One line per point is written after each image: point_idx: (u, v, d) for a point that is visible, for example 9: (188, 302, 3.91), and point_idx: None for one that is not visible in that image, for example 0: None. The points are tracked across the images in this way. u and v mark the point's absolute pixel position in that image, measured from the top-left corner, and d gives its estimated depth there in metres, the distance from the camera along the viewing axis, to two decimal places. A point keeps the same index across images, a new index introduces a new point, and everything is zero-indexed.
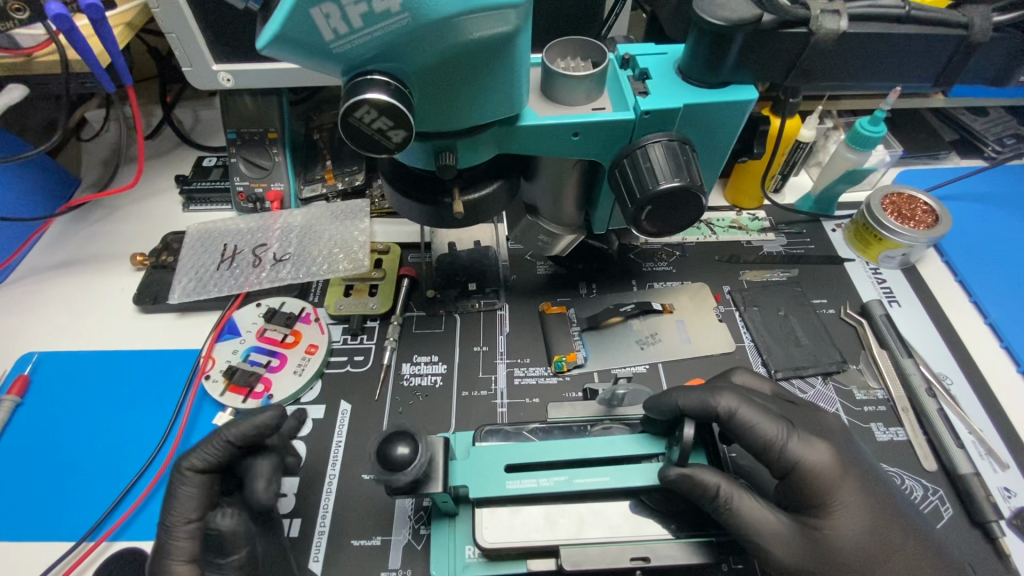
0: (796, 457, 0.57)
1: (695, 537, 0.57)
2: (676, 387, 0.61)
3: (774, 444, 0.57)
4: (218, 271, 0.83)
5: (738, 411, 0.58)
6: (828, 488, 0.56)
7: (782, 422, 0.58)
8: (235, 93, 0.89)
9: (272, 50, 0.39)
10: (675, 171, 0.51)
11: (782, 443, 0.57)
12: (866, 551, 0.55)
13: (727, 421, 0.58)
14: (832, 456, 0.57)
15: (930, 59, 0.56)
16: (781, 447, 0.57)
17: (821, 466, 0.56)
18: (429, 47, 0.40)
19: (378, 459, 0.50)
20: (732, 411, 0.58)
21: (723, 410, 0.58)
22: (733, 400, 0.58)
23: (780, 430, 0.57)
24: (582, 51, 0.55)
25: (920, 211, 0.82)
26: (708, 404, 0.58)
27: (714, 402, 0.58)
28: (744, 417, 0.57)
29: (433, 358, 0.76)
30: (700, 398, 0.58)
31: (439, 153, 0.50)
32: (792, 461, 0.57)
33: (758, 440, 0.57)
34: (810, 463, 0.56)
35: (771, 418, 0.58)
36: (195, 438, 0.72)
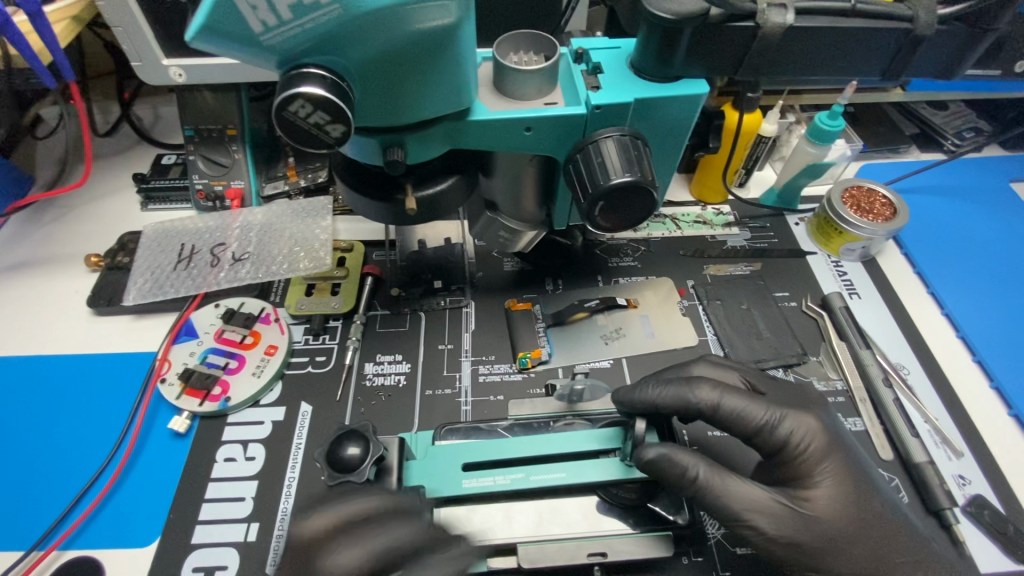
0: (787, 433, 0.58)
1: (659, 530, 0.57)
2: (649, 382, 0.60)
3: (766, 425, 0.57)
4: (176, 271, 0.81)
5: (723, 401, 0.58)
6: (813, 459, 0.57)
7: (770, 403, 0.59)
8: (192, 89, 0.86)
9: (200, 42, 0.38)
10: (627, 166, 0.51)
11: (770, 422, 0.57)
12: (856, 521, 0.56)
13: (712, 415, 0.58)
14: (818, 426, 0.58)
15: (878, 52, 0.57)
16: (772, 428, 0.57)
17: (808, 437, 0.58)
18: (366, 40, 0.39)
19: (327, 462, 0.49)
20: (717, 401, 0.58)
21: (705, 403, 0.58)
22: (714, 388, 0.58)
23: (767, 411, 0.58)
24: (534, 45, 0.55)
25: (879, 204, 0.83)
26: (688, 398, 0.58)
27: (695, 394, 0.58)
28: (728, 408, 0.57)
29: (397, 358, 0.75)
30: (677, 393, 0.58)
31: (388, 148, 0.49)
32: (782, 437, 0.58)
33: (748, 425, 0.57)
34: (798, 435, 0.58)
35: (757, 400, 0.58)
36: (150, 444, 0.70)
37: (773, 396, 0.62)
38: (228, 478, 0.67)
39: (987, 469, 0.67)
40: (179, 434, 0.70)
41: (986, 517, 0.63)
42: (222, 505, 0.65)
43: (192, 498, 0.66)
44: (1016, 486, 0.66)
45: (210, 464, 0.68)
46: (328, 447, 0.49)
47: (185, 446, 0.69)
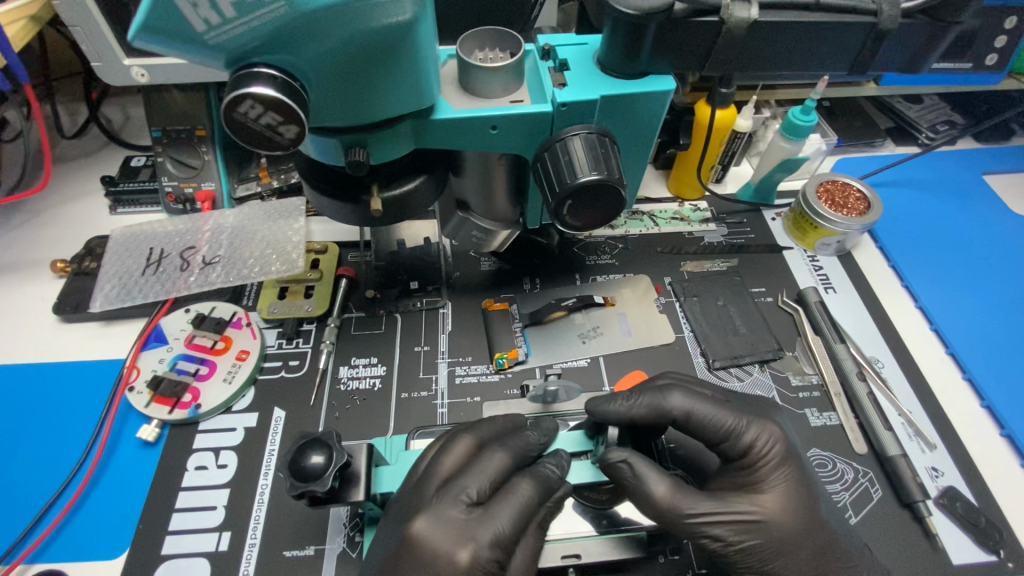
0: (752, 441, 0.57)
1: (623, 530, 0.58)
2: (620, 395, 0.60)
3: (733, 432, 0.57)
4: (144, 276, 0.79)
5: (694, 408, 0.58)
6: (769, 468, 0.56)
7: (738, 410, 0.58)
8: (159, 88, 0.83)
9: (142, 41, 0.37)
10: (593, 165, 0.50)
11: (736, 429, 0.57)
12: (806, 531, 0.55)
13: (683, 423, 0.58)
14: (779, 434, 0.57)
15: (844, 45, 0.57)
16: (738, 435, 0.57)
17: (768, 447, 0.57)
18: (318, 39, 0.38)
19: (290, 470, 0.48)
20: (687, 410, 0.58)
21: (676, 411, 0.58)
22: (685, 396, 0.58)
23: (734, 418, 0.57)
24: (499, 43, 0.54)
25: (853, 199, 0.83)
26: (660, 405, 0.58)
27: (667, 401, 0.58)
28: (697, 417, 0.57)
29: (372, 360, 0.74)
30: (651, 400, 0.58)
31: (349, 149, 0.48)
32: (746, 445, 0.57)
33: (716, 431, 0.57)
34: (761, 444, 0.57)
35: (724, 408, 0.58)
36: (119, 453, 0.68)
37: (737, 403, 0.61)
38: (199, 487, 0.66)
39: (960, 461, 0.67)
40: (148, 443, 0.68)
41: (958, 509, 0.64)
42: (193, 515, 0.64)
43: (161, 508, 0.64)
44: (987, 476, 0.67)
45: (181, 473, 0.66)
46: (292, 454, 0.49)
47: (154, 454, 0.68)
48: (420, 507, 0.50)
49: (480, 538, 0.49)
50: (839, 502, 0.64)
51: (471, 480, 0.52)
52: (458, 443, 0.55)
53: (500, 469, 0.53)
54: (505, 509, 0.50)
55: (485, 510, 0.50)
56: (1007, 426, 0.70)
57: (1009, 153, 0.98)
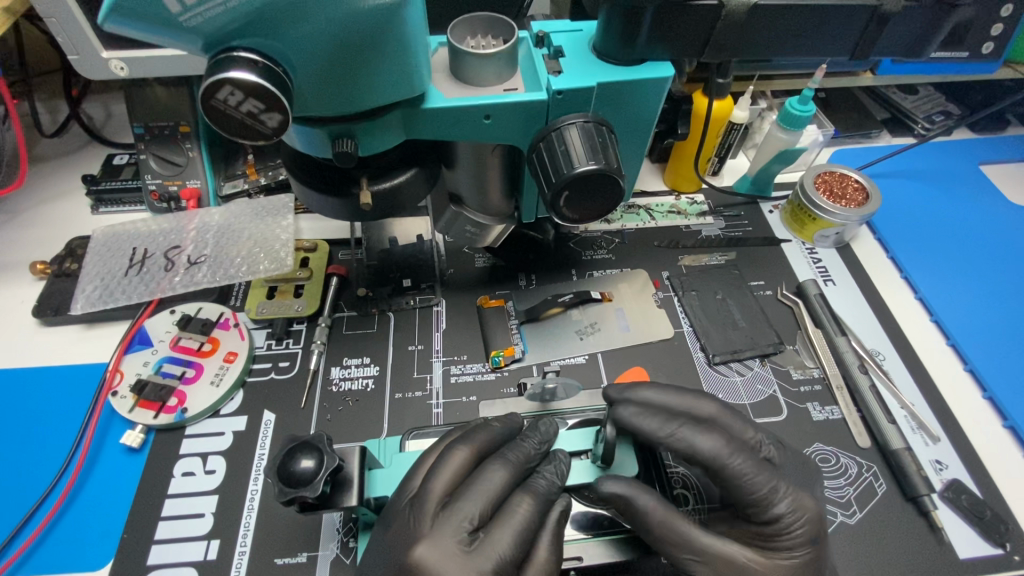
0: (782, 509, 0.52)
1: (614, 533, 0.57)
2: (648, 414, 0.56)
3: (761, 500, 0.52)
4: (127, 277, 0.77)
5: (728, 462, 0.53)
6: (783, 535, 0.52)
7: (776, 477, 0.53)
8: (140, 83, 0.80)
9: (113, 24, 0.35)
10: (591, 154, 0.49)
11: (770, 494, 0.52)
12: None
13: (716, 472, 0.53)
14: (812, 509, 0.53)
15: (846, 30, 0.55)
16: (766, 502, 0.53)
17: (795, 517, 0.52)
18: (301, 20, 0.36)
19: (279, 475, 0.46)
20: (723, 461, 0.53)
21: (711, 458, 0.53)
22: (726, 449, 0.53)
23: (771, 483, 0.53)
24: (491, 29, 0.52)
25: (852, 189, 0.83)
26: (694, 450, 0.53)
27: (704, 447, 0.53)
28: (734, 472, 0.53)
29: (364, 361, 0.72)
30: (686, 442, 0.54)
31: (337, 139, 0.46)
32: (775, 515, 0.52)
33: (749, 492, 0.53)
34: (791, 514, 0.52)
35: (765, 470, 0.53)
36: (102, 460, 0.66)
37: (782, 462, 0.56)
38: (186, 494, 0.63)
39: (964, 453, 0.67)
40: (133, 449, 0.66)
41: (963, 502, 0.63)
42: (181, 523, 0.62)
43: (148, 516, 0.62)
44: (992, 468, 0.66)
45: (168, 479, 0.64)
46: (281, 459, 0.47)
47: (140, 460, 0.66)
48: (418, 531, 0.48)
49: (479, 554, 0.47)
50: (844, 497, 0.63)
51: (470, 502, 0.50)
52: (454, 457, 0.52)
53: (500, 488, 0.51)
54: (506, 531, 0.49)
55: (484, 534, 0.49)
56: (1010, 417, 0.69)
57: (1004, 142, 0.98)
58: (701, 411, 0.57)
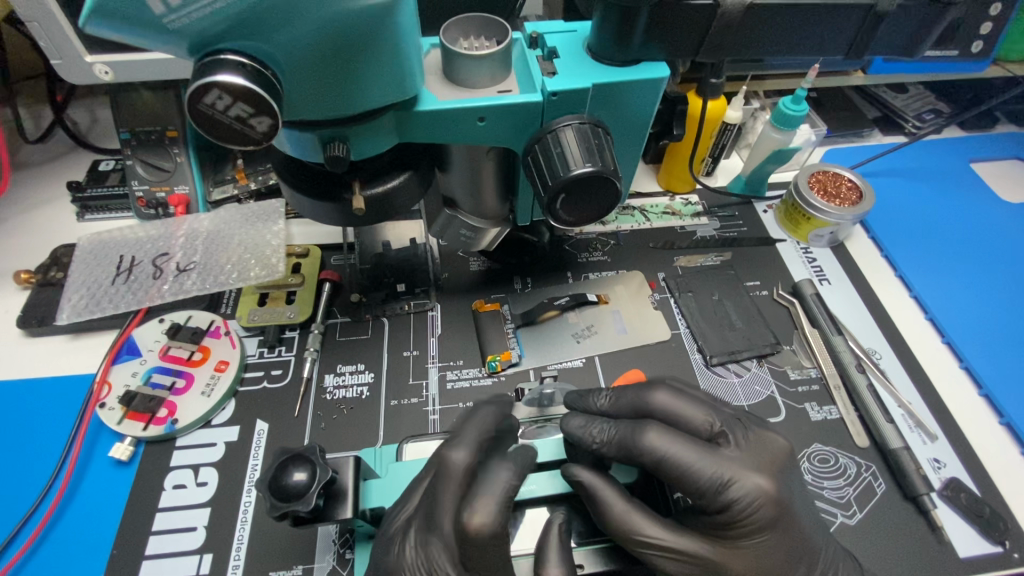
0: (733, 494, 0.50)
1: (597, 542, 0.56)
2: (585, 422, 0.57)
3: (711, 488, 0.50)
4: (114, 286, 0.75)
5: (667, 455, 0.51)
6: (744, 524, 0.51)
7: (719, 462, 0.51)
8: (127, 87, 0.79)
9: (94, 26, 0.34)
10: (587, 156, 0.48)
11: (716, 482, 0.50)
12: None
13: (658, 466, 0.51)
14: (767, 489, 0.51)
15: (840, 29, 0.55)
16: (717, 490, 0.50)
17: (750, 503, 0.50)
18: (290, 21, 0.35)
19: (271, 488, 0.45)
20: (661, 453, 0.51)
21: (649, 453, 0.51)
22: (662, 439, 0.51)
23: (715, 471, 0.50)
24: (484, 30, 0.52)
25: (845, 188, 0.83)
26: (632, 446, 0.52)
27: (640, 441, 0.52)
28: (674, 462, 0.51)
29: (359, 367, 0.71)
30: (622, 440, 0.53)
31: (328, 143, 0.45)
32: (728, 502, 0.50)
33: (696, 483, 0.50)
34: (744, 500, 0.50)
35: (707, 455, 0.51)
36: (90, 474, 0.64)
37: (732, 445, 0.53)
38: (177, 507, 0.62)
39: (961, 451, 0.67)
40: (121, 462, 0.64)
41: (962, 500, 0.63)
42: (172, 538, 0.60)
43: (137, 531, 0.61)
44: (989, 465, 0.66)
45: (159, 493, 0.63)
46: (272, 472, 0.46)
47: (129, 474, 0.64)
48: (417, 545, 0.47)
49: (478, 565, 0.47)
50: (844, 498, 0.63)
51: None
52: None
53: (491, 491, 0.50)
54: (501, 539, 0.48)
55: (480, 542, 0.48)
56: (1006, 414, 0.69)
57: (994, 140, 0.99)
58: (645, 405, 0.56)
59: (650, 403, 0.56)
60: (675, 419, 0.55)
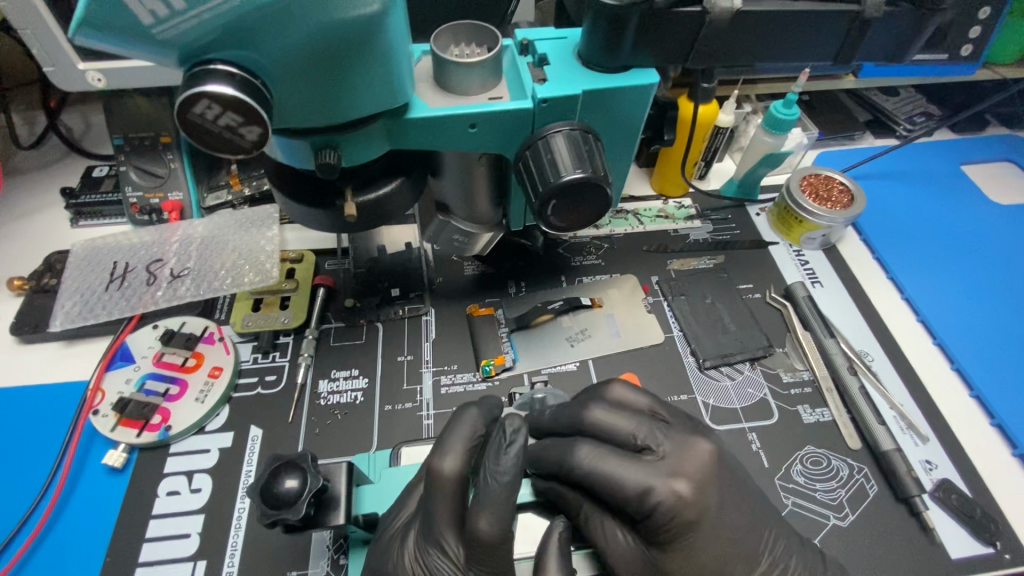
0: (654, 503, 0.49)
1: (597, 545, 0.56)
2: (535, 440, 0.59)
3: (635, 497, 0.50)
4: (108, 292, 0.75)
5: (595, 468, 0.52)
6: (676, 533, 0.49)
7: (640, 470, 0.51)
8: (121, 94, 0.79)
9: (82, 37, 0.34)
10: (577, 162, 0.48)
11: (638, 491, 0.50)
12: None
13: (590, 479, 0.52)
14: (685, 496, 0.49)
15: (828, 34, 0.55)
16: (642, 499, 0.50)
17: (673, 512, 0.49)
18: (279, 31, 0.35)
19: (263, 496, 0.45)
20: (589, 465, 0.52)
21: (580, 467, 0.53)
22: (590, 454, 0.53)
23: (637, 480, 0.50)
24: (475, 37, 0.52)
25: (837, 191, 0.83)
26: (565, 459, 0.54)
27: (571, 457, 0.53)
28: (601, 474, 0.51)
29: (353, 373, 0.71)
30: (557, 456, 0.55)
31: (319, 150, 0.45)
32: (651, 510, 0.49)
33: (622, 494, 0.50)
34: (664, 509, 0.49)
35: (627, 465, 0.51)
36: (83, 481, 0.64)
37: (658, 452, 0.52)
38: (171, 513, 0.62)
39: (952, 452, 0.67)
40: (115, 469, 0.64)
41: (954, 501, 0.63)
42: (166, 544, 0.60)
43: (130, 538, 0.60)
44: (980, 466, 0.66)
45: (152, 500, 0.63)
46: (265, 479, 0.46)
47: (122, 481, 0.64)
48: None
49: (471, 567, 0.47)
50: (836, 500, 0.63)
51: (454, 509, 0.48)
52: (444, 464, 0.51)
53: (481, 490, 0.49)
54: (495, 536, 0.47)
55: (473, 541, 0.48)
56: (997, 415, 0.70)
57: (983, 142, 1.00)
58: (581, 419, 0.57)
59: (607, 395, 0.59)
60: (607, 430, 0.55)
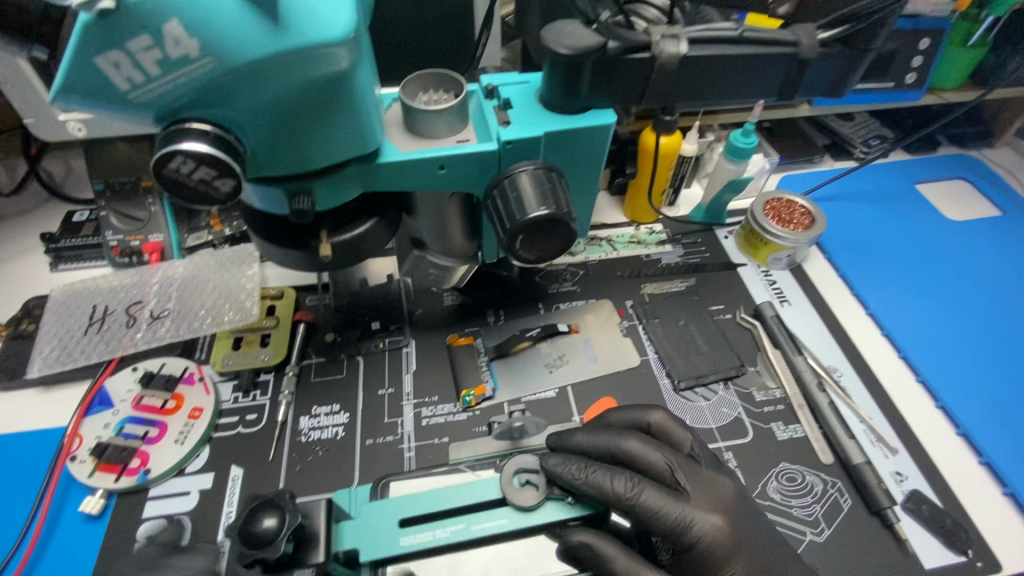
0: (695, 535, 0.56)
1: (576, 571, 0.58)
2: (564, 462, 0.60)
3: (676, 527, 0.57)
4: (86, 336, 0.75)
5: (639, 496, 0.57)
6: (715, 563, 0.57)
7: (681, 501, 0.57)
8: (101, 141, 0.81)
9: (62, 101, 0.36)
10: (542, 200, 0.51)
11: (681, 522, 0.56)
12: None
13: (630, 509, 0.57)
14: (725, 527, 0.57)
15: (769, 76, 0.56)
16: (683, 528, 0.57)
17: (712, 539, 0.56)
18: (251, 92, 0.38)
19: (241, 538, 0.46)
20: (633, 496, 0.57)
21: (624, 498, 0.57)
22: (635, 485, 0.58)
23: (680, 511, 0.57)
24: (442, 84, 0.55)
25: (798, 214, 0.87)
26: (610, 492, 0.57)
27: (617, 491, 0.57)
28: (648, 504, 0.57)
29: (334, 408, 0.72)
30: (600, 487, 0.58)
31: (293, 196, 0.47)
32: (690, 541, 0.56)
33: (663, 525, 0.57)
34: (704, 540, 0.56)
35: (672, 499, 0.57)
36: (59, 529, 0.63)
37: (694, 486, 0.59)
38: None
39: (921, 464, 0.69)
40: (92, 516, 0.64)
41: (924, 512, 0.65)
42: None
43: None
44: (949, 477, 0.68)
45: (129, 547, 0.62)
46: (243, 522, 0.46)
47: (99, 528, 0.63)
48: None
49: None
50: (812, 515, 0.64)
51: None
52: None
53: None
54: None
55: None
56: (962, 424, 0.72)
57: (935, 162, 1.05)
58: (622, 448, 0.61)
59: (649, 421, 0.64)
60: (644, 463, 0.60)
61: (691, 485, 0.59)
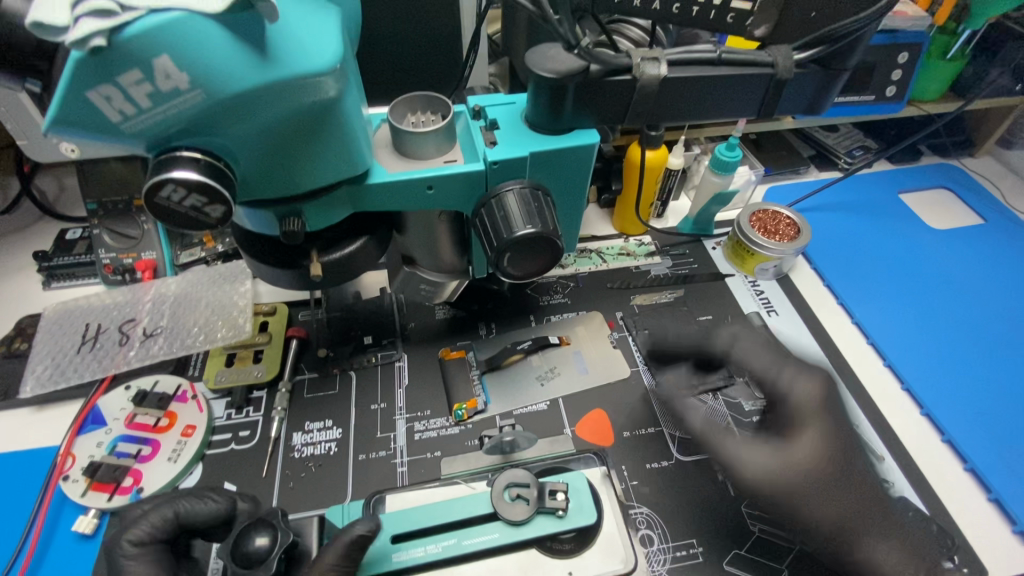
0: (790, 391, 0.72)
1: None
2: (672, 334, 0.80)
3: (766, 378, 0.74)
4: (80, 354, 0.76)
5: (733, 352, 0.77)
6: (806, 415, 0.70)
7: (772, 363, 0.75)
8: (95, 160, 0.82)
9: (56, 132, 0.36)
10: (528, 218, 0.52)
11: (772, 371, 0.74)
12: (830, 475, 0.65)
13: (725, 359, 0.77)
14: (819, 390, 0.72)
15: (749, 95, 0.57)
16: (772, 381, 0.74)
17: (802, 396, 0.72)
18: (240, 121, 0.39)
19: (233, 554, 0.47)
20: (728, 349, 0.77)
21: (721, 350, 0.77)
22: (735, 341, 0.77)
23: (769, 362, 0.75)
24: (429, 106, 0.56)
25: (784, 225, 0.88)
26: (702, 346, 0.78)
27: (713, 346, 0.78)
28: (739, 354, 0.76)
29: (327, 424, 0.72)
30: (702, 348, 0.78)
31: (284, 218, 0.48)
32: (785, 391, 0.73)
33: (757, 375, 0.75)
34: (801, 395, 0.72)
35: (773, 361, 0.75)
36: (52, 549, 0.63)
37: (773, 361, 0.75)
38: None
39: (908, 472, 0.70)
40: (85, 535, 0.64)
41: None
42: None
43: None
44: (935, 484, 0.69)
45: None
46: (235, 538, 0.47)
47: (92, 548, 0.63)
48: None
49: None
50: None
51: None
52: None
53: None
54: None
55: None
56: (947, 432, 0.73)
57: (918, 171, 1.07)
58: (713, 346, 0.78)
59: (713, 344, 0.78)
60: (734, 355, 0.77)
61: (786, 357, 0.76)
